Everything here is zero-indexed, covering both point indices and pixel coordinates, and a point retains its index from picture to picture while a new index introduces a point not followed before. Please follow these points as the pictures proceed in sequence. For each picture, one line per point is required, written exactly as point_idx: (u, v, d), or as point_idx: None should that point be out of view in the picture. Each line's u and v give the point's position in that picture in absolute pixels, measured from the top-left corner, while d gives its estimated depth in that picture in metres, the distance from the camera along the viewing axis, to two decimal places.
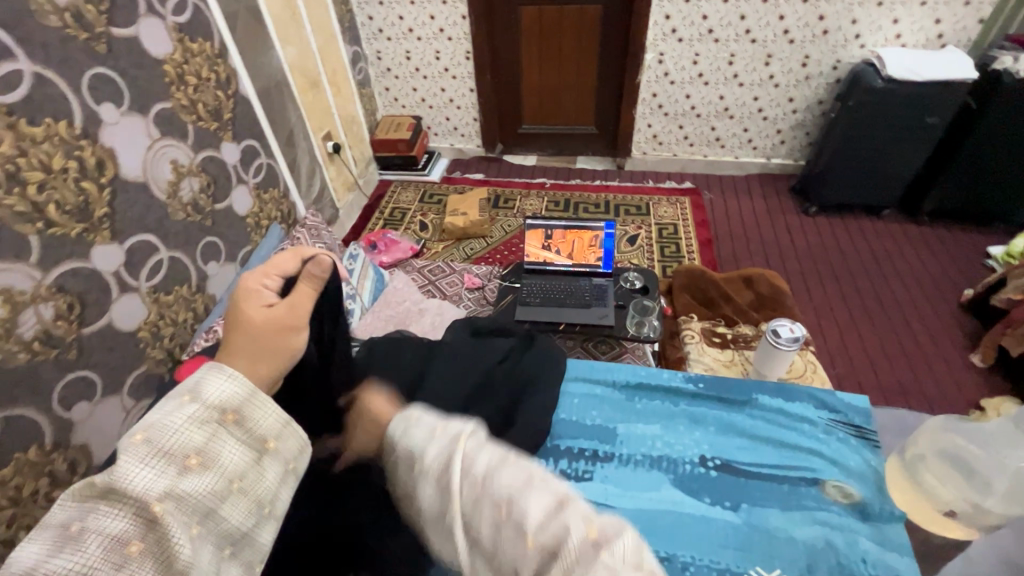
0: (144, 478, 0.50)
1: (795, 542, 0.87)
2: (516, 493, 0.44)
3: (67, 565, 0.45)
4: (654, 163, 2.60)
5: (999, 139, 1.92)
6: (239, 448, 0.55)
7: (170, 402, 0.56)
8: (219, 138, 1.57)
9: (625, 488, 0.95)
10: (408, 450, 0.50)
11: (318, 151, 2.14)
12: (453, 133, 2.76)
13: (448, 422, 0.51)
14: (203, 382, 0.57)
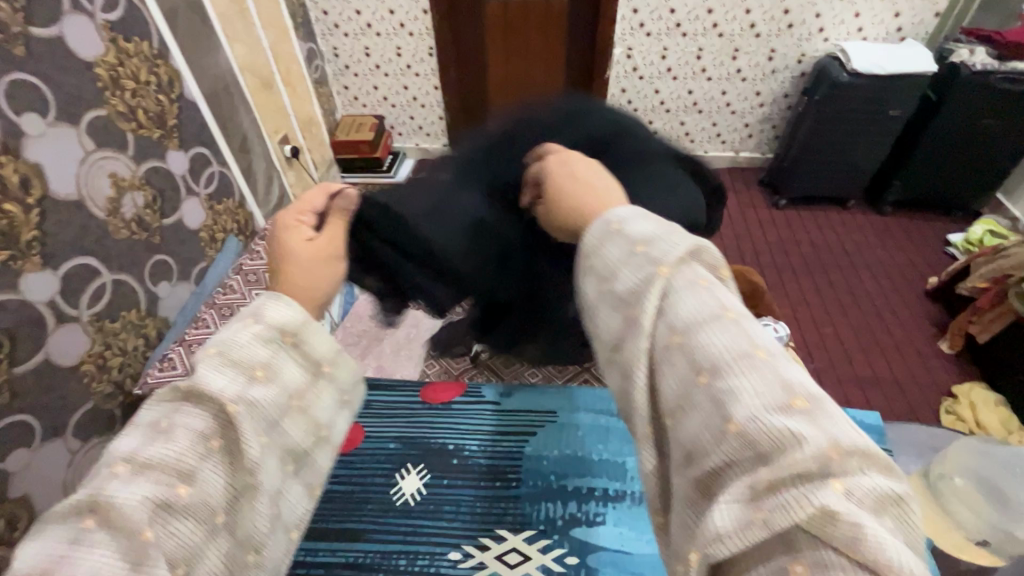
0: (222, 384, 0.49)
1: None
2: (710, 355, 0.40)
3: (158, 460, 0.45)
4: None
5: (957, 130, 1.98)
6: (298, 368, 0.54)
7: (238, 321, 0.54)
8: (164, 147, 1.43)
9: (643, 529, 0.85)
10: (601, 267, 0.48)
11: (275, 156, 2.01)
12: (417, 133, 2.66)
13: (652, 244, 0.47)
14: (267, 304, 0.55)
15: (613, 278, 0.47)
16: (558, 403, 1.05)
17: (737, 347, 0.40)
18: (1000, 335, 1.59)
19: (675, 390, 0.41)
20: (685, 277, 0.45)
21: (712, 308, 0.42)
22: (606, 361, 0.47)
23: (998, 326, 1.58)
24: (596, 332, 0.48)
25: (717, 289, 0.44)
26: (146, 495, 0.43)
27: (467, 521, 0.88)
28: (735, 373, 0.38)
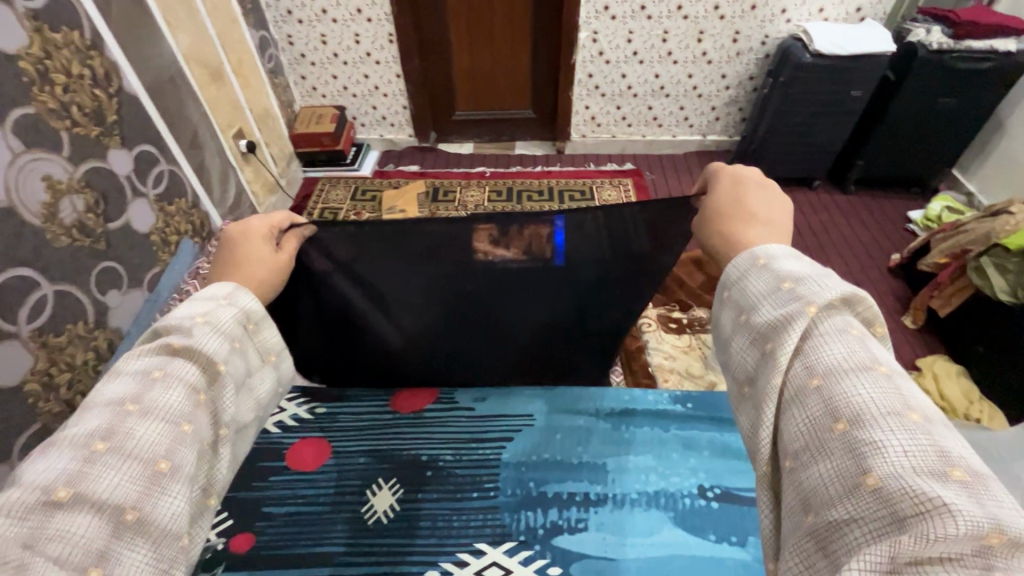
0: (207, 347, 0.57)
1: None
2: (852, 405, 0.40)
3: (161, 401, 0.51)
4: (594, 145, 2.56)
5: (915, 109, 2.02)
6: (255, 353, 0.63)
7: (207, 301, 0.62)
8: (104, 146, 1.33)
9: (626, 534, 0.85)
10: (741, 300, 0.52)
11: (230, 152, 1.91)
12: (381, 123, 2.57)
13: (802, 283, 0.49)
14: (240, 293, 0.64)
15: (756, 312, 0.50)
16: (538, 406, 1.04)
17: (887, 404, 0.39)
18: (960, 308, 1.64)
19: (805, 434, 0.41)
20: (834, 325, 0.45)
21: (865, 360, 0.42)
22: (739, 392, 0.50)
23: (957, 300, 1.63)
24: (733, 364, 0.51)
25: (866, 346, 0.43)
26: (155, 429, 0.49)
27: (447, 535, 0.86)
28: (879, 429, 0.38)
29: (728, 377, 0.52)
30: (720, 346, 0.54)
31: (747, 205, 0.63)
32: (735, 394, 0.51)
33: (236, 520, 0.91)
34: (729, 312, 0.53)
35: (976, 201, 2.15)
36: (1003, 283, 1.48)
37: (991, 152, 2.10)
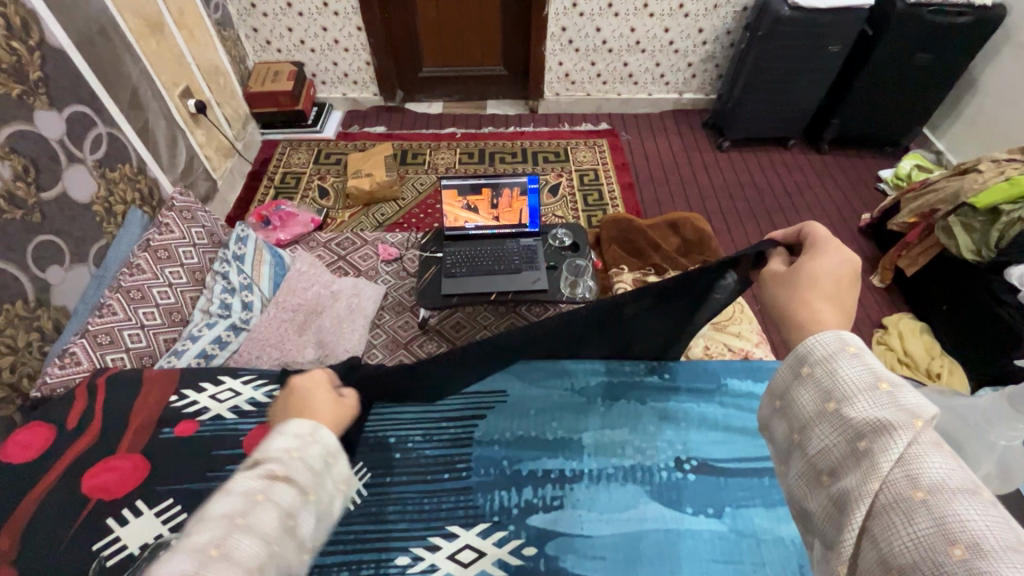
0: (301, 479, 0.54)
1: (785, 542, 0.79)
2: (969, 528, 0.35)
3: (259, 525, 0.50)
4: (568, 104, 2.47)
5: (892, 66, 1.99)
6: (336, 479, 0.59)
7: (302, 430, 0.58)
8: (29, 106, 1.21)
9: (603, 510, 0.84)
10: (830, 384, 0.47)
11: (177, 112, 1.76)
12: (344, 81, 2.42)
13: (901, 387, 0.44)
14: (322, 431, 0.59)
15: (846, 403, 0.45)
16: (512, 383, 1.03)
17: (1008, 537, 0.34)
18: (925, 267, 1.67)
19: (909, 552, 0.36)
20: (936, 439, 0.41)
21: (974, 484, 0.38)
22: (814, 483, 0.46)
23: (924, 258, 1.66)
24: (811, 453, 0.47)
25: (977, 480, 0.38)
26: (252, 551, 0.48)
27: (427, 524, 0.84)
28: (1005, 562, 0.33)
29: (800, 465, 0.48)
30: (792, 431, 0.50)
31: (819, 273, 0.60)
32: (809, 485, 0.47)
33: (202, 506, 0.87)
34: (805, 392, 0.49)
35: (944, 160, 2.18)
36: (969, 241, 1.51)
37: (961, 111, 2.11)
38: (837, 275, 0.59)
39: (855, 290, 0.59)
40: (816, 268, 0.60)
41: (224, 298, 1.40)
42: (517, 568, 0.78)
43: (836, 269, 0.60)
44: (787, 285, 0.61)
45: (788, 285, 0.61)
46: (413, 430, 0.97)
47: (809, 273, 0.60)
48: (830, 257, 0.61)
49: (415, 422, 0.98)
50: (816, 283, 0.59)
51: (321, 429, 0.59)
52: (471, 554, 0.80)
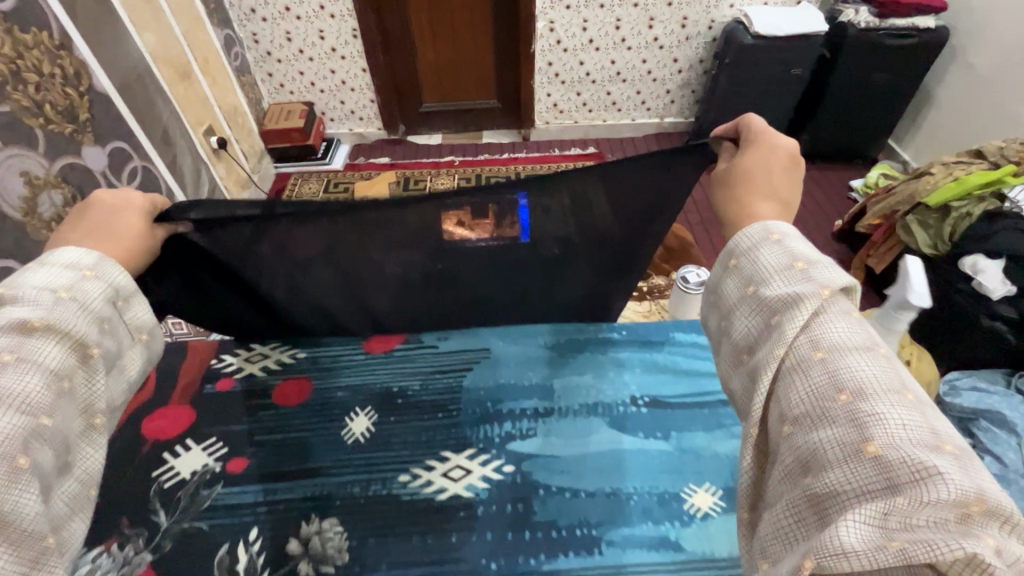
0: (77, 327, 0.52)
1: (721, 457, 0.77)
2: (857, 379, 0.41)
3: (15, 386, 0.46)
4: (558, 131, 2.66)
5: (852, 85, 2.17)
6: (122, 332, 0.59)
7: (67, 270, 0.55)
8: (77, 142, 1.39)
9: (560, 434, 0.79)
10: (752, 272, 0.51)
11: (202, 149, 1.96)
12: (350, 118, 2.63)
13: (815, 265, 0.49)
14: (108, 265, 0.58)
15: (763, 286, 0.50)
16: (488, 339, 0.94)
17: (886, 380, 0.41)
18: (892, 264, 1.80)
19: (806, 402, 0.42)
20: (841, 307, 0.46)
21: (866, 339, 0.44)
22: (737, 360, 0.51)
23: (890, 256, 1.79)
24: (734, 333, 0.52)
25: (867, 335, 0.45)
26: (12, 421, 0.45)
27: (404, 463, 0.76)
28: (880, 403, 0.39)
29: (724, 347, 0.53)
30: (721, 315, 0.55)
31: (753, 172, 0.60)
32: (731, 362, 0.52)
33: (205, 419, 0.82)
34: (733, 283, 0.54)
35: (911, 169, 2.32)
36: (925, 237, 1.65)
37: (923, 123, 2.27)
38: (769, 168, 0.61)
39: (789, 178, 0.60)
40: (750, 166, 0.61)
41: None
42: (500, 485, 0.73)
43: (769, 160, 0.61)
44: (723, 187, 0.63)
45: (725, 186, 0.62)
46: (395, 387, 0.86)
47: (745, 173, 0.61)
48: (765, 152, 0.62)
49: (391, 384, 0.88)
50: (751, 180, 0.60)
51: (108, 262, 0.58)
52: (461, 472, 0.75)
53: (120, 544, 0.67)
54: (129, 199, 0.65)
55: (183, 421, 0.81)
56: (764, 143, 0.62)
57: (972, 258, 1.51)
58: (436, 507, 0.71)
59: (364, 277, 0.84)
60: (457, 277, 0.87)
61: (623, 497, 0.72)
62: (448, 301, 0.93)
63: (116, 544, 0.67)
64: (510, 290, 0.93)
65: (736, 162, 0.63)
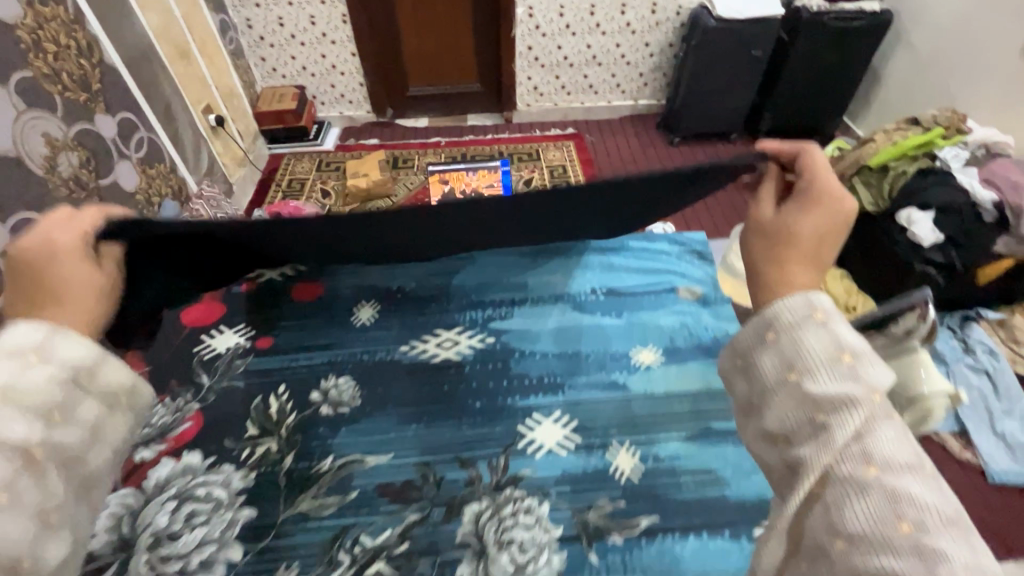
0: (14, 434, 0.53)
1: (659, 328, 0.99)
2: (914, 502, 0.44)
3: None
4: (539, 113, 2.82)
5: (808, 65, 2.35)
6: (91, 402, 0.59)
7: (12, 356, 0.55)
8: (90, 110, 1.50)
9: (533, 316, 1.02)
10: (795, 355, 0.51)
11: (201, 125, 2.07)
12: (340, 101, 2.75)
13: (861, 359, 0.50)
14: (57, 338, 0.58)
15: (807, 375, 0.50)
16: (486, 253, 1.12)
17: (935, 501, 0.45)
18: None
19: (865, 521, 0.44)
20: (884, 409, 0.48)
21: (908, 448, 0.47)
22: (772, 441, 0.52)
23: None
24: (768, 410, 0.52)
25: (905, 434, 0.48)
26: None
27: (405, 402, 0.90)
28: (938, 531, 0.43)
29: (754, 417, 0.54)
30: (752, 383, 0.55)
31: (800, 234, 0.58)
32: (761, 438, 0.53)
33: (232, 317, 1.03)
34: (770, 356, 0.53)
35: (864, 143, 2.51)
36: (868, 198, 1.80)
37: (873, 100, 2.46)
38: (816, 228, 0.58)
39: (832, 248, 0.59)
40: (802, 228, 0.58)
41: None
42: (483, 351, 0.97)
43: (818, 220, 0.58)
44: (767, 239, 0.60)
45: (767, 240, 0.60)
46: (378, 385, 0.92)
47: (790, 231, 0.59)
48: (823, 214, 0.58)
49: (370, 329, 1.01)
50: (795, 241, 0.58)
51: (60, 335, 0.58)
52: (451, 342, 0.98)
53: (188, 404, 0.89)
54: (53, 241, 0.62)
55: (212, 315, 1.03)
56: (828, 201, 0.59)
57: (907, 211, 1.69)
58: (431, 366, 0.95)
59: (328, 238, 0.85)
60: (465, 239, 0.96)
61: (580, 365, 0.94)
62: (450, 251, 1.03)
63: (170, 397, 0.91)
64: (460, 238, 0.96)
65: (785, 211, 0.61)
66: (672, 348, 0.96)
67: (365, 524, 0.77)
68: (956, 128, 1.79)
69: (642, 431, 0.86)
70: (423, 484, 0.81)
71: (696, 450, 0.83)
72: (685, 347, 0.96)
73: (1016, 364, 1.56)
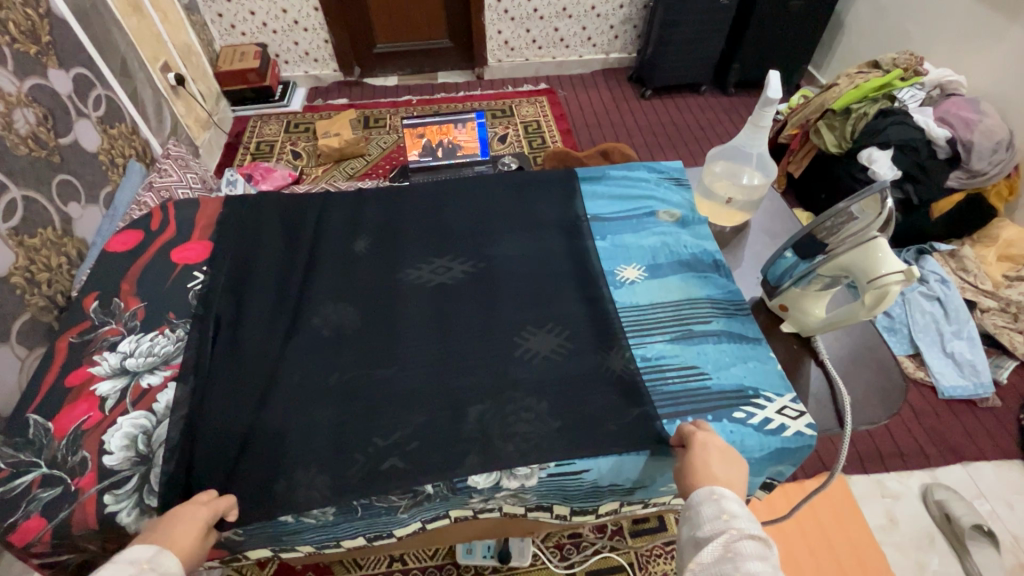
0: None
1: (642, 247, 0.84)
2: None
3: None
4: (510, 69, 2.79)
5: (775, 14, 2.38)
6: None
7: (129, 564, 0.48)
8: (42, 64, 1.41)
9: (527, 241, 0.86)
10: (689, 517, 0.52)
11: (160, 84, 1.98)
12: (305, 60, 2.66)
13: (739, 518, 0.49)
14: (167, 555, 0.50)
15: (696, 528, 0.50)
16: (481, 186, 0.94)
17: None
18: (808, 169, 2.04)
19: None
20: (755, 552, 0.46)
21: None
22: None
23: (806, 161, 2.02)
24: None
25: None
26: None
27: (408, 354, 0.72)
28: None
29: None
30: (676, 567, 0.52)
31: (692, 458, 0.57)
32: None
33: (179, 233, 0.86)
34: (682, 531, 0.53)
35: None
36: (832, 138, 1.89)
37: (836, 48, 2.52)
38: (730, 477, 0.55)
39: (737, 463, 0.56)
40: (703, 468, 0.55)
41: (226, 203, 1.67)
42: (474, 274, 0.81)
43: (708, 446, 0.57)
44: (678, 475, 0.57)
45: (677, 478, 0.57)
46: (384, 360, 0.71)
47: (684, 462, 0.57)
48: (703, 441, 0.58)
49: (348, 264, 0.82)
50: (690, 467, 0.56)
51: (163, 555, 0.50)
52: (444, 268, 0.82)
53: (173, 328, 0.74)
54: (185, 514, 0.55)
55: (136, 236, 0.86)
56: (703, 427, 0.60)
57: (868, 150, 1.76)
58: (427, 292, 0.79)
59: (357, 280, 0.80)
60: (464, 223, 0.88)
61: (571, 275, 0.80)
62: (446, 217, 0.89)
63: (168, 327, 0.74)
64: (447, 233, 0.87)
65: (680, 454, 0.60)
66: (653, 265, 0.81)
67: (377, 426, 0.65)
68: (914, 69, 1.86)
69: (628, 336, 0.73)
70: (429, 391, 0.68)
71: (681, 349, 0.71)
72: (667, 263, 0.81)
73: (964, 290, 1.68)
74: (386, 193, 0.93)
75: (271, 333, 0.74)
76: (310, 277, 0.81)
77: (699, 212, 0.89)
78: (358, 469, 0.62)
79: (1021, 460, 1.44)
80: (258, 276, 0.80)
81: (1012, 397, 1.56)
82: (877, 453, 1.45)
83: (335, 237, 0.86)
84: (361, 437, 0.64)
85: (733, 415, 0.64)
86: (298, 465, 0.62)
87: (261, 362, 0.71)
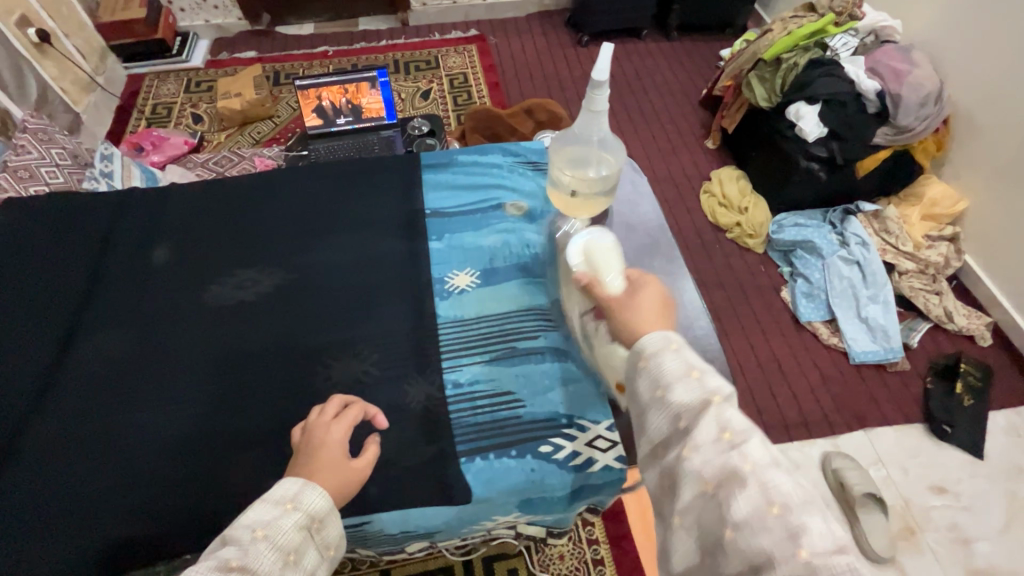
0: (263, 565, 0.49)
1: (481, 249, 0.87)
2: (778, 490, 0.43)
3: None
4: (436, 14, 2.55)
5: None
6: (312, 557, 0.54)
7: (274, 507, 0.54)
8: None
9: (348, 244, 0.88)
10: (657, 375, 0.52)
11: (20, 43, 1.72)
12: (203, 7, 2.39)
13: (706, 372, 0.51)
14: (309, 490, 0.56)
15: (667, 391, 0.51)
16: (314, 180, 0.96)
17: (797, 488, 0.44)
18: (741, 124, 1.92)
19: (735, 496, 0.44)
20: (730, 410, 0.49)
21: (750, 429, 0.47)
22: (652, 454, 0.52)
23: (739, 116, 1.91)
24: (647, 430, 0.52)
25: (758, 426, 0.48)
26: None
27: (191, 380, 0.76)
28: (803, 509, 0.43)
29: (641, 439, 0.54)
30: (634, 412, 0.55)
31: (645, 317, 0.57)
32: (646, 455, 0.53)
33: None
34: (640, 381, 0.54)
35: None
36: (762, 92, 1.77)
37: None
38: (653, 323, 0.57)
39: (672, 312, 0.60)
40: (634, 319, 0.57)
41: (95, 182, 1.50)
42: (279, 290, 0.83)
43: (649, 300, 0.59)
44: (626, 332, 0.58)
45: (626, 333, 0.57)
46: (161, 384, 0.76)
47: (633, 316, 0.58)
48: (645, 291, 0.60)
49: (142, 281, 0.86)
50: (642, 323, 0.57)
51: (311, 486, 0.57)
52: (248, 284, 0.84)
53: None
54: (331, 440, 0.62)
55: None
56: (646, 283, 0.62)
57: (796, 106, 1.66)
58: (228, 308, 0.82)
59: (140, 307, 0.83)
60: (274, 229, 0.90)
61: (382, 283, 0.84)
62: (250, 227, 0.91)
63: None
64: (254, 243, 0.89)
65: (620, 302, 0.60)
66: (489, 269, 0.85)
67: (135, 457, 0.70)
68: (849, 14, 1.73)
69: (445, 355, 0.77)
70: (203, 420, 0.72)
71: (500, 372, 0.75)
72: (503, 267, 0.85)
73: (885, 252, 1.64)
74: (201, 211, 0.93)
75: (41, 360, 0.79)
76: (94, 304, 0.84)
77: (551, 204, 0.90)
78: (112, 505, 0.67)
79: (922, 423, 1.45)
80: (44, 304, 0.84)
81: (920, 360, 1.56)
82: (785, 424, 1.45)
83: (125, 261, 0.88)
84: (128, 466, 0.69)
85: (540, 449, 0.69)
86: (53, 491, 0.68)
87: (28, 388, 0.76)
